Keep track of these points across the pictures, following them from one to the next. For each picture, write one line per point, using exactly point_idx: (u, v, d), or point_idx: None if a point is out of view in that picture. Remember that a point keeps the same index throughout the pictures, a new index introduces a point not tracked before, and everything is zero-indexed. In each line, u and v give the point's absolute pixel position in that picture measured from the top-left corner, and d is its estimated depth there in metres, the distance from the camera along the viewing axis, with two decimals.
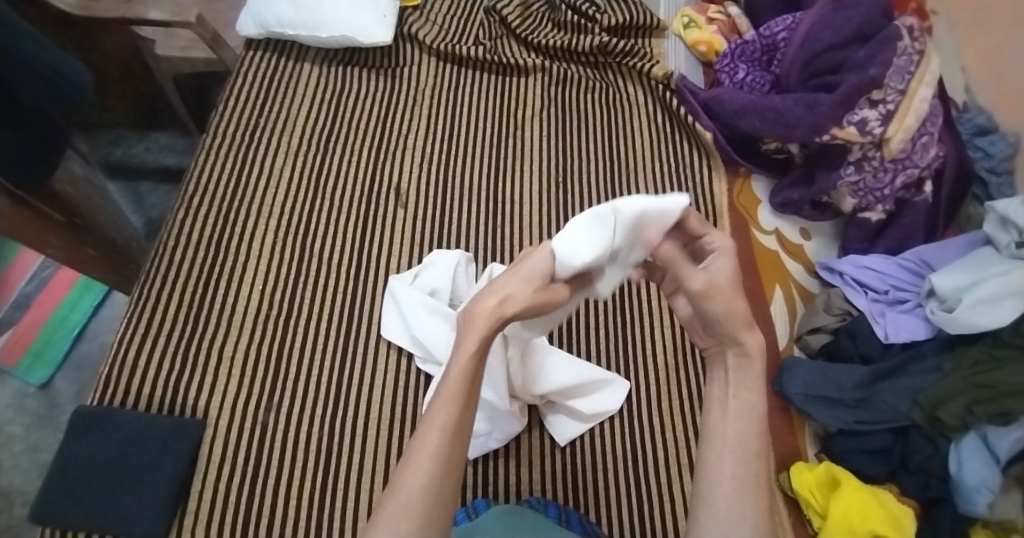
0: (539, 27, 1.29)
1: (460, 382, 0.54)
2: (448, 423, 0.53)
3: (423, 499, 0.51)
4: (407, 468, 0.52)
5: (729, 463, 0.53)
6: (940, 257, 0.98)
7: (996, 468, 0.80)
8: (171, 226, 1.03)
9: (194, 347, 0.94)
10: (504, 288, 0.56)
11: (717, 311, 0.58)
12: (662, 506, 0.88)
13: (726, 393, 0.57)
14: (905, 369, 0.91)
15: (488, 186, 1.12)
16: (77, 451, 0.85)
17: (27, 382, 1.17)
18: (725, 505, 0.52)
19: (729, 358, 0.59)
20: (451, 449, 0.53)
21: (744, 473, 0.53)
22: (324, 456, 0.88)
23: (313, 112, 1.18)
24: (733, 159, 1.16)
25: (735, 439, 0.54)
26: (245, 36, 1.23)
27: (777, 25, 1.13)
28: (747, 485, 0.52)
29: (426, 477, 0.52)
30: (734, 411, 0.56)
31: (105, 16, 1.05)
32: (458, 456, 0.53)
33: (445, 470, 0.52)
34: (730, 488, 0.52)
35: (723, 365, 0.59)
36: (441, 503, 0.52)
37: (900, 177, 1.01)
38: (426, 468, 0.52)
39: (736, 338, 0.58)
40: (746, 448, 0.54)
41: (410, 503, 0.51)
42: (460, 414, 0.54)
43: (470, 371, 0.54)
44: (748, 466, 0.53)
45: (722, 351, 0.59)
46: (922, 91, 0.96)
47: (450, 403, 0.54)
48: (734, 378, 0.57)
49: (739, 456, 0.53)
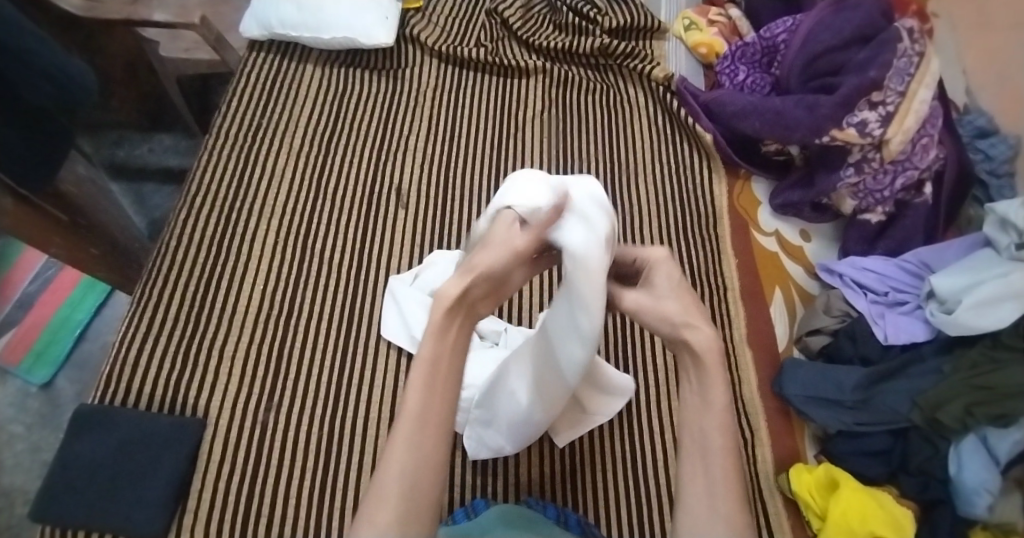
0: (540, 28, 1.30)
1: (424, 370, 0.57)
2: (416, 411, 0.56)
3: (399, 490, 0.54)
4: (383, 461, 0.55)
5: (698, 462, 0.56)
6: (939, 259, 0.98)
7: (997, 471, 0.81)
8: (173, 226, 1.04)
9: (195, 346, 0.95)
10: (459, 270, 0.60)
11: (652, 320, 0.61)
12: (657, 507, 0.88)
13: (689, 393, 0.59)
14: (905, 371, 0.91)
15: (488, 186, 1.13)
16: (78, 449, 0.85)
17: (29, 381, 1.18)
18: (700, 504, 0.54)
19: (687, 359, 0.59)
20: (423, 436, 0.55)
21: (713, 470, 0.55)
22: (325, 454, 0.89)
23: (315, 113, 1.19)
24: (733, 161, 1.16)
25: (699, 438, 0.56)
26: (249, 37, 1.24)
27: (778, 26, 1.13)
28: (718, 482, 0.54)
29: (400, 468, 0.54)
30: (697, 410, 0.57)
31: (110, 17, 1.06)
32: (433, 445, 0.56)
33: (420, 459, 0.55)
34: (703, 488, 0.55)
35: (685, 365, 0.60)
36: (420, 494, 0.54)
37: (901, 178, 1.02)
38: (399, 460, 0.54)
39: (684, 342, 0.58)
40: (710, 445, 0.56)
41: (386, 493, 0.53)
42: (427, 403, 0.56)
43: (430, 356, 0.57)
44: (716, 463, 0.55)
45: (680, 353, 0.60)
46: (922, 92, 0.97)
47: (418, 393, 0.56)
48: (694, 377, 0.58)
49: (705, 455, 0.56)
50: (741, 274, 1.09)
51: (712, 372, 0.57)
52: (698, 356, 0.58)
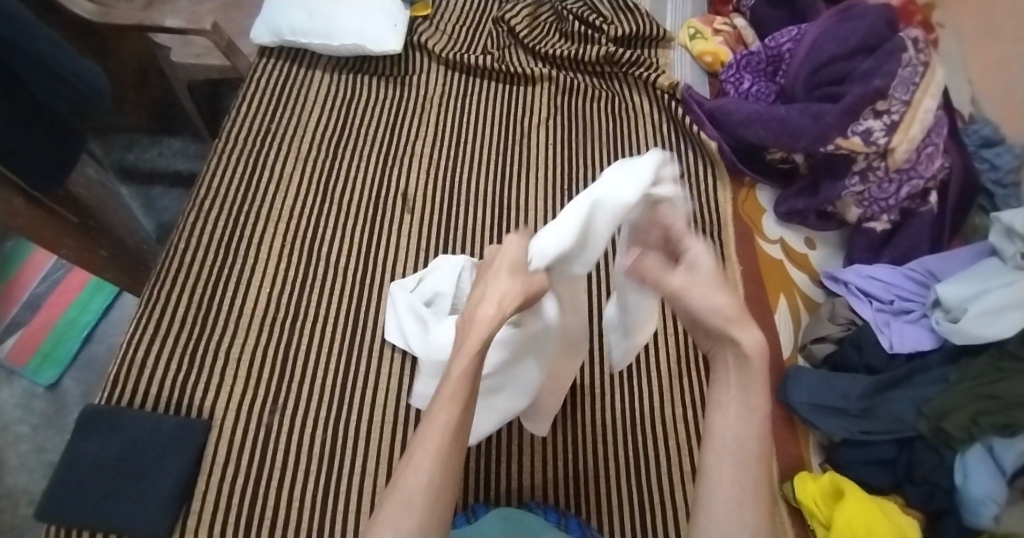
0: (547, 37, 1.31)
1: (461, 385, 0.59)
2: (448, 423, 0.57)
3: (425, 497, 0.54)
4: (409, 469, 0.56)
5: (729, 466, 0.55)
6: (946, 267, 0.97)
7: (1003, 480, 0.81)
8: (182, 229, 1.05)
9: (202, 347, 0.95)
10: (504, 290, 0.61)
11: (703, 309, 0.59)
12: (659, 514, 0.88)
13: (726, 396, 0.58)
14: (911, 380, 0.90)
15: (494, 192, 1.14)
16: (84, 448, 0.86)
17: (35, 382, 1.18)
18: (727, 507, 0.53)
19: (730, 357, 0.59)
20: (450, 448, 0.57)
21: (743, 475, 0.54)
22: (329, 457, 0.89)
23: (323, 119, 1.20)
24: (737, 167, 1.17)
25: (735, 441, 0.55)
26: (259, 44, 1.25)
27: (782, 36, 1.14)
28: (748, 488, 0.54)
29: (426, 477, 0.55)
30: (736, 415, 0.56)
31: (124, 23, 1.08)
32: (458, 457, 0.57)
33: (444, 470, 0.56)
34: (731, 491, 0.54)
35: (725, 363, 0.59)
36: (441, 501, 0.55)
37: (905, 188, 1.02)
38: (425, 469, 0.55)
39: (731, 339, 0.57)
40: (745, 451, 0.55)
41: (413, 499, 0.54)
42: (458, 417, 0.58)
43: (467, 372, 0.59)
44: (748, 469, 0.54)
45: (722, 350, 0.59)
46: (926, 102, 0.98)
47: (449, 406, 0.58)
48: (736, 379, 0.58)
49: (740, 460, 0.55)
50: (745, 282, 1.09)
51: (757, 378, 0.57)
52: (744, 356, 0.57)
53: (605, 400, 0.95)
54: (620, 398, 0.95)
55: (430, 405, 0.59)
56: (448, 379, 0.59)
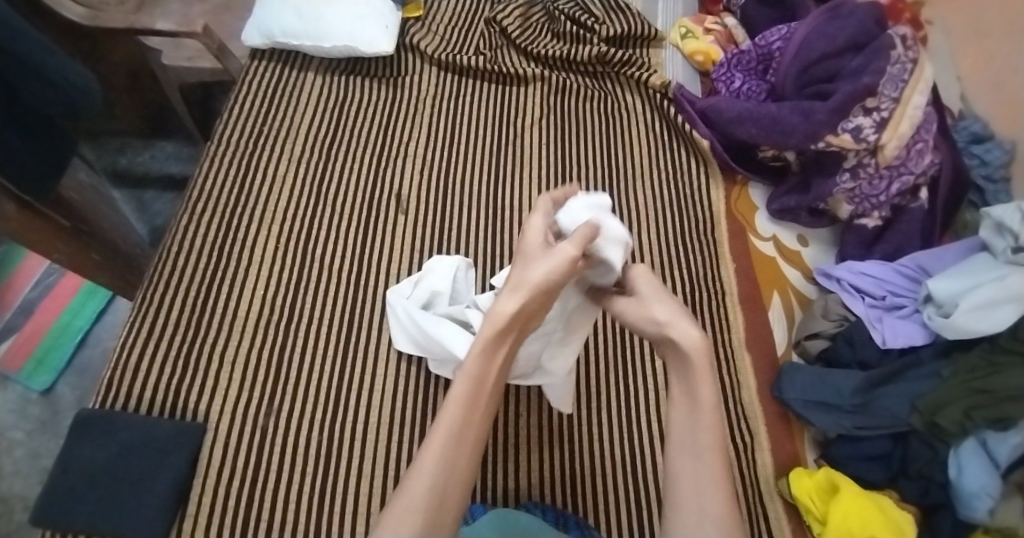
0: (539, 37, 1.32)
1: (467, 386, 0.59)
2: (452, 423, 0.58)
3: (427, 501, 0.55)
4: (414, 472, 0.57)
5: (688, 461, 0.59)
6: (937, 263, 0.98)
7: (996, 474, 0.80)
8: (176, 231, 1.04)
9: (196, 351, 0.95)
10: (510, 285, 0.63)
11: (640, 323, 0.67)
12: (640, 516, 0.87)
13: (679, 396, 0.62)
14: (904, 374, 0.91)
15: (488, 193, 1.14)
16: (79, 452, 0.85)
17: (30, 388, 1.18)
18: (688, 500, 0.58)
19: (674, 357, 0.64)
20: (456, 452, 0.57)
21: (701, 467, 0.58)
22: (325, 458, 0.89)
23: (317, 120, 1.20)
24: (730, 166, 1.17)
25: (688, 435, 0.60)
26: (251, 46, 1.25)
27: (772, 34, 1.15)
28: (706, 479, 0.58)
29: (430, 481, 0.56)
30: (688, 412, 0.61)
31: (114, 26, 1.08)
32: (465, 460, 0.58)
33: (448, 473, 0.56)
34: (691, 483, 0.58)
35: (671, 364, 0.64)
36: (443, 505, 0.55)
37: (895, 184, 1.03)
38: (428, 473, 0.56)
39: (671, 342, 0.64)
40: (698, 444, 0.59)
41: (414, 503, 0.54)
42: (465, 420, 0.58)
43: (476, 374, 0.60)
44: (704, 460, 0.58)
45: (667, 352, 0.65)
46: (915, 98, 0.98)
47: (457, 408, 0.59)
48: (682, 377, 0.62)
49: (695, 453, 0.59)
50: (739, 280, 1.09)
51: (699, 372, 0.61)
52: (687, 355, 0.62)
53: (591, 401, 0.95)
54: (610, 398, 0.95)
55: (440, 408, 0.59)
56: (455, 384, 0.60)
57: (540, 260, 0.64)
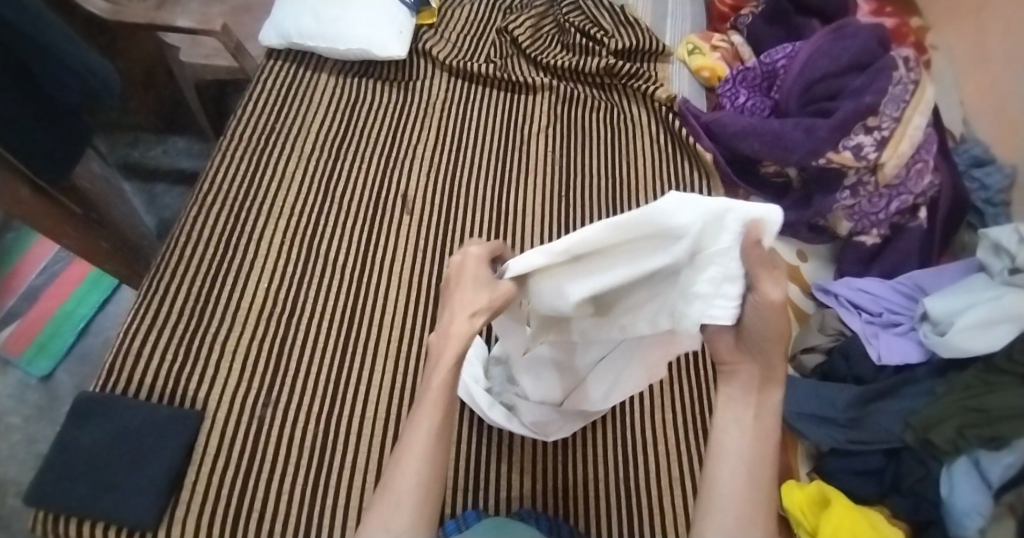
0: (548, 48, 1.34)
1: (444, 390, 0.55)
2: (434, 425, 0.55)
3: (414, 500, 0.52)
4: (398, 470, 0.54)
5: (743, 486, 0.50)
6: (934, 282, 0.99)
7: (987, 493, 0.81)
8: (184, 222, 1.06)
9: (197, 341, 0.96)
10: (467, 303, 0.57)
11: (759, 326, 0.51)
12: (654, 515, 0.88)
13: (742, 416, 0.53)
14: (898, 391, 0.92)
15: (492, 197, 1.16)
16: (76, 434, 0.87)
17: (30, 373, 1.19)
18: (735, 525, 0.50)
19: (750, 373, 0.53)
20: (436, 450, 0.54)
21: (757, 494, 0.50)
22: (319, 449, 0.90)
23: (326, 121, 1.22)
24: (731, 180, 1.18)
25: (751, 460, 0.51)
26: (268, 46, 1.28)
27: (778, 52, 1.18)
28: (752, 511, 0.50)
29: (415, 477, 0.53)
30: (753, 432, 0.52)
31: (135, 21, 1.11)
32: (445, 457, 0.55)
33: (430, 467, 0.54)
34: (744, 509, 0.50)
35: (741, 377, 0.54)
36: (430, 503, 0.53)
37: (895, 203, 1.05)
38: (414, 472, 0.53)
39: (766, 358, 0.52)
40: (757, 472, 0.51)
41: (401, 501, 0.52)
42: (443, 418, 0.55)
43: (450, 377, 0.55)
44: (760, 488, 0.51)
45: (743, 365, 0.53)
46: (916, 119, 1.00)
47: (434, 407, 0.55)
48: (752, 394, 0.53)
49: (751, 479, 0.51)
50: None
51: (770, 392, 0.53)
52: (767, 372, 0.53)
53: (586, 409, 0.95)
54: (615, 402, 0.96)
55: (414, 410, 0.55)
56: (429, 385, 0.56)
57: (475, 288, 0.58)
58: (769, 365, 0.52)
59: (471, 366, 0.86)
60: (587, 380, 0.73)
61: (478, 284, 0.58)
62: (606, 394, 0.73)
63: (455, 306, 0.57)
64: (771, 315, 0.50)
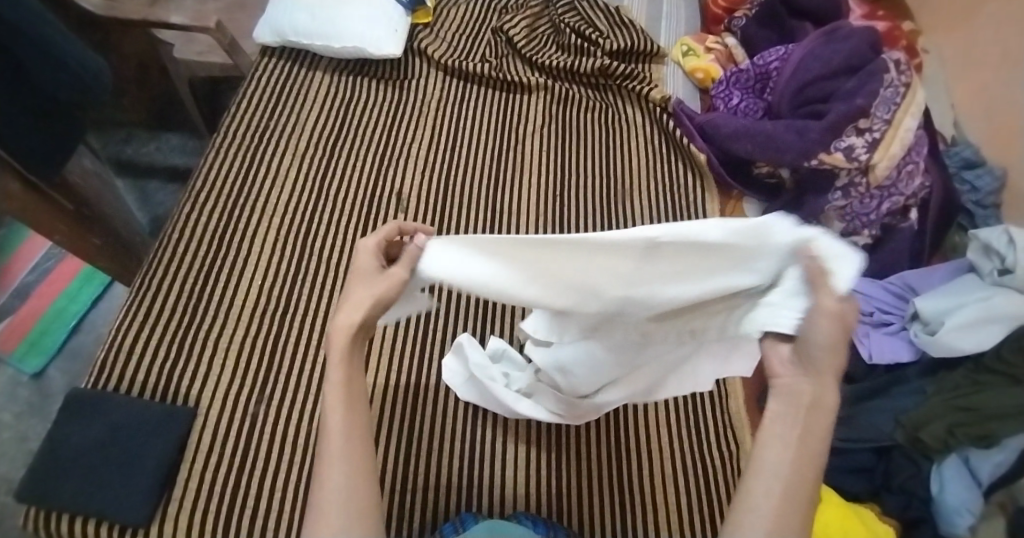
0: (544, 48, 1.35)
1: (340, 388, 0.53)
2: (342, 423, 0.52)
3: (341, 502, 0.49)
4: (319, 481, 0.50)
5: (779, 500, 0.46)
6: (924, 282, 0.99)
7: (978, 492, 0.83)
8: (176, 220, 1.06)
9: (190, 338, 0.95)
10: (349, 297, 0.56)
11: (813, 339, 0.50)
12: (647, 513, 0.88)
13: (786, 425, 0.49)
14: (888, 390, 0.93)
15: (488, 196, 1.16)
16: (67, 431, 0.86)
17: (21, 370, 1.18)
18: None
19: (800, 390, 0.51)
20: (353, 445, 0.52)
21: (794, 512, 0.46)
22: (311, 447, 0.89)
23: (321, 119, 1.22)
24: (725, 181, 1.19)
25: (791, 476, 0.47)
26: (262, 44, 1.28)
27: (770, 55, 1.19)
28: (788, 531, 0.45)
29: (339, 480, 0.50)
30: (794, 446, 0.48)
31: (129, 18, 1.10)
32: (365, 452, 0.52)
33: (349, 451, 0.51)
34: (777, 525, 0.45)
35: (789, 395, 0.51)
36: (364, 499, 0.50)
37: (886, 203, 1.06)
38: (336, 476, 0.50)
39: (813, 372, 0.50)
40: (796, 489, 0.47)
41: (328, 507, 0.49)
42: (349, 413, 0.53)
43: (343, 373, 0.54)
44: (797, 504, 0.47)
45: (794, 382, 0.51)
46: (907, 121, 1.03)
47: (335, 406, 0.53)
48: (799, 410, 0.50)
49: (789, 496, 0.46)
50: None
51: (819, 412, 0.49)
52: (817, 390, 0.50)
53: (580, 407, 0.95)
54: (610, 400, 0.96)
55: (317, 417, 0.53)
56: (327, 388, 0.54)
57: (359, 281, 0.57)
58: (822, 385, 0.50)
59: (463, 385, 0.88)
60: (627, 378, 0.70)
61: (365, 276, 0.57)
62: (647, 388, 0.71)
63: (345, 303, 0.56)
64: (830, 326, 0.49)
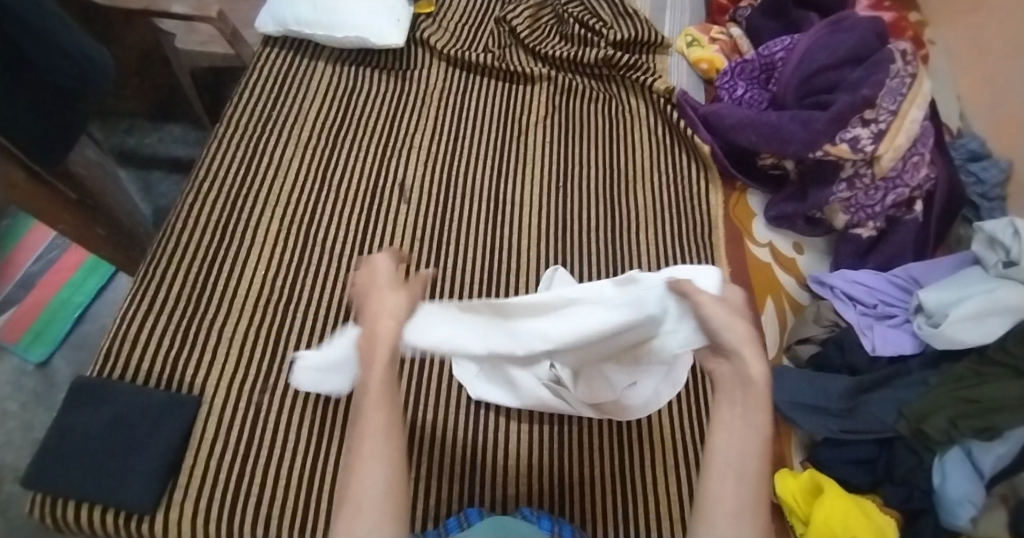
0: (547, 38, 1.34)
1: (384, 390, 0.55)
2: (384, 423, 0.55)
3: (376, 500, 0.51)
4: (354, 476, 0.53)
5: (730, 482, 0.53)
6: (929, 275, 1.00)
7: (980, 484, 0.82)
8: (180, 209, 1.06)
9: (194, 327, 0.96)
10: (378, 306, 0.57)
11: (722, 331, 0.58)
12: (648, 504, 0.88)
13: (730, 414, 0.56)
14: (891, 382, 0.92)
15: (491, 187, 1.15)
16: (72, 420, 0.86)
17: (26, 359, 1.18)
18: (725, 518, 0.52)
19: (734, 379, 0.57)
20: (390, 447, 0.54)
21: (744, 491, 0.53)
22: (315, 436, 0.89)
23: (323, 109, 1.21)
24: (729, 172, 1.18)
25: (737, 459, 0.54)
26: (264, 33, 1.28)
27: (776, 45, 1.18)
28: (744, 511, 0.53)
29: (375, 478, 0.52)
30: (737, 431, 0.55)
31: (131, 6, 1.09)
32: (400, 452, 0.55)
33: (388, 447, 0.54)
34: (731, 506, 0.53)
35: (729, 385, 0.57)
36: (397, 498, 0.53)
37: (891, 195, 1.05)
38: (372, 474, 0.52)
39: (737, 355, 0.56)
40: (744, 470, 0.54)
41: (364, 504, 0.51)
42: (389, 414, 0.55)
43: (387, 375, 0.56)
44: (748, 485, 0.54)
45: (726, 372, 0.58)
46: (912, 112, 1.02)
47: (377, 406, 0.55)
48: (739, 397, 0.56)
49: (740, 479, 0.53)
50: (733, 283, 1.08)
51: (757, 394, 0.56)
52: (749, 376, 0.56)
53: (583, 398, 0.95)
54: None
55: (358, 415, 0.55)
56: (367, 386, 0.56)
57: (383, 289, 0.58)
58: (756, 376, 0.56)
59: (476, 379, 0.91)
60: (642, 378, 0.79)
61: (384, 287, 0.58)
62: (660, 378, 0.79)
63: (375, 311, 0.57)
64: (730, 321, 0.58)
